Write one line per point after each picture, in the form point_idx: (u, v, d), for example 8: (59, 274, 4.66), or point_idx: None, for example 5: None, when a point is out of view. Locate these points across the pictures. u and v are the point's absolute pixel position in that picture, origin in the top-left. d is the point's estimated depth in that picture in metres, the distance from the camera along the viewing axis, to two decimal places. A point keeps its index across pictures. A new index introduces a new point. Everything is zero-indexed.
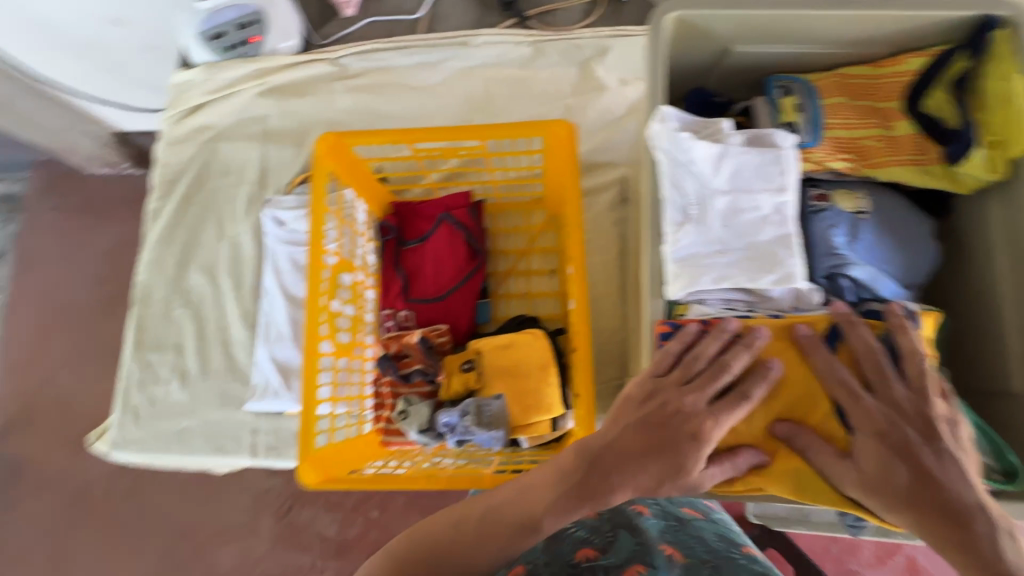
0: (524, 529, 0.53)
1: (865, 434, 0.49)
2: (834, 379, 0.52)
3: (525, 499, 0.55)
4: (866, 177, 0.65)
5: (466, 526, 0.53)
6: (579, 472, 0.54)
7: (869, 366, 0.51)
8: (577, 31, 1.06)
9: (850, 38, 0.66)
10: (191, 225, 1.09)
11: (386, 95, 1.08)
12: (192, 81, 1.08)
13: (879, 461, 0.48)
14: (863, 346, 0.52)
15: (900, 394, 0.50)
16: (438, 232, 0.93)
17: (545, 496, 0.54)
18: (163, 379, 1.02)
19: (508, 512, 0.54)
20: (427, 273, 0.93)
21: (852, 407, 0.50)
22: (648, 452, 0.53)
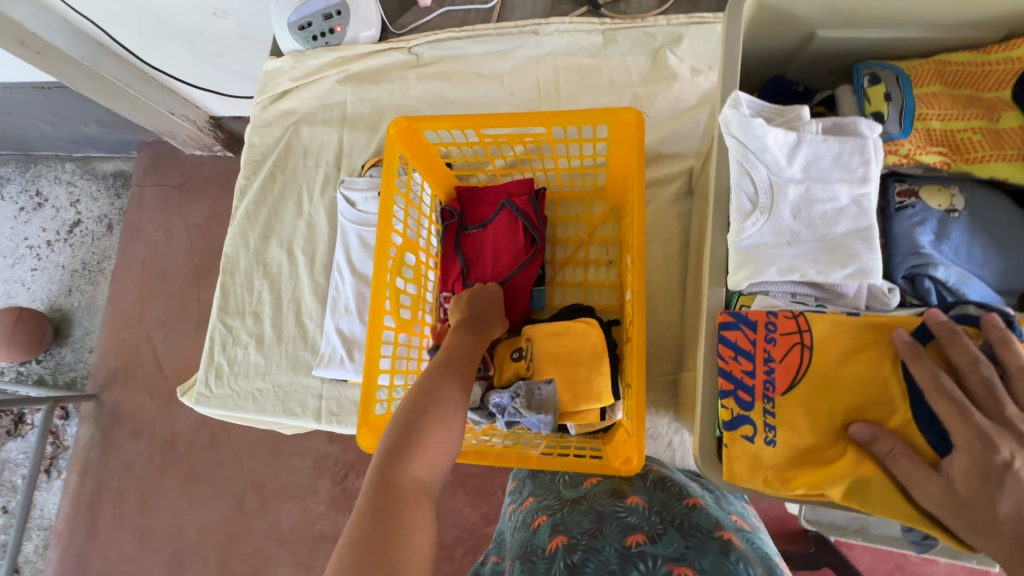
0: (460, 363, 0.73)
1: (969, 454, 0.44)
2: (936, 388, 0.47)
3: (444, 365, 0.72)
4: (961, 172, 0.60)
5: (428, 394, 0.66)
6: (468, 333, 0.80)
7: (977, 380, 0.47)
8: (651, 18, 1.03)
9: (954, 22, 0.61)
10: (273, 202, 1.17)
11: (456, 84, 1.12)
12: (281, 68, 1.16)
13: (975, 487, 0.44)
14: (966, 358, 0.47)
15: (1015, 414, 0.45)
16: (499, 219, 0.95)
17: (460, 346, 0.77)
18: (242, 343, 1.12)
19: (442, 374, 0.70)
20: (487, 259, 0.95)
21: (958, 423, 0.45)
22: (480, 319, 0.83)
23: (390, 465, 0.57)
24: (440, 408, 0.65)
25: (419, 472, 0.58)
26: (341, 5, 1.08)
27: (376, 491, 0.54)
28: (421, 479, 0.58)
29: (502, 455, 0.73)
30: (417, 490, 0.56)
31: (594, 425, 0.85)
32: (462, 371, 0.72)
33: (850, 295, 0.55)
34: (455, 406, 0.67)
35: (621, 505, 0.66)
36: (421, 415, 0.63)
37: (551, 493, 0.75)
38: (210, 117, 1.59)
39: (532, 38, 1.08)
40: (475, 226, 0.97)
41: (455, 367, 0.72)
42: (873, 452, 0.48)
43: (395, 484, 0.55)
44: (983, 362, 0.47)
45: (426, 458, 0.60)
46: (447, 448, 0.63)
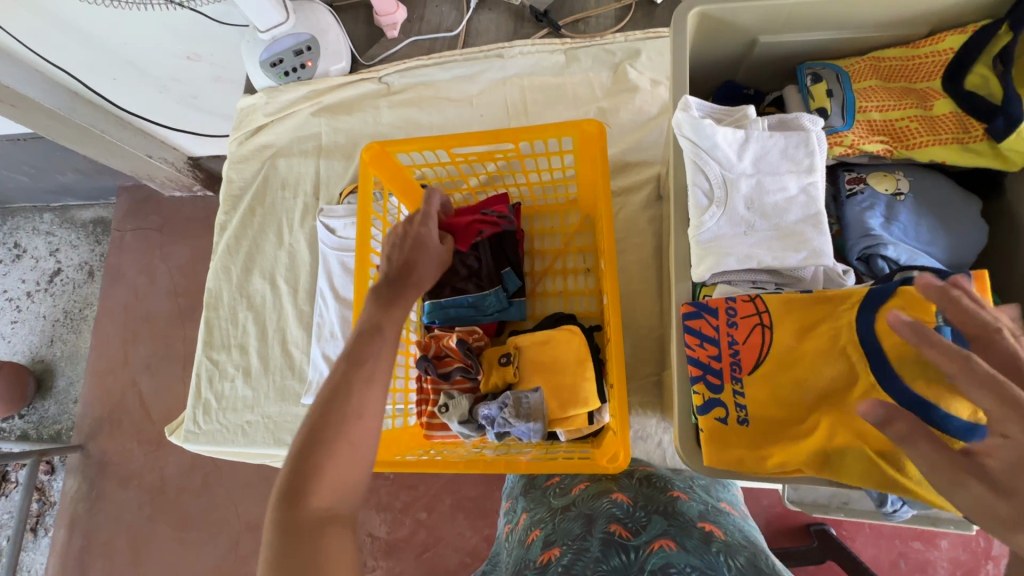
0: (375, 334, 0.62)
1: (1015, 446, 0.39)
2: (968, 369, 0.42)
3: (368, 347, 0.60)
4: (902, 158, 0.64)
5: (332, 398, 0.55)
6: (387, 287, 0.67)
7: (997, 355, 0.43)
8: (609, 36, 1.09)
9: (883, 21, 0.65)
10: (253, 235, 1.18)
11: (427, 108, 1.16)
12: (255, 105, 1.20)
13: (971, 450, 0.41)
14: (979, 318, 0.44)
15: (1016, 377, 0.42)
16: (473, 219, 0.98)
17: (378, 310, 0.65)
18: (230, 376, 1.11)
19: (350, 364, 0.58)
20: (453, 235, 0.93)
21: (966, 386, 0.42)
22: (405, 268, 0.70)
23: (292, 502, 0.50)
24: (349, 408, 0.55)
25: (327, 501, 0.51)
26: (310, 42, 1.14)
27: (275, 541, 0.48)
28: (329, 513, 0.50)
29: (491, 463, 0.74)
30: (322, 523, 0.49)
31: (582, 430, 0.86)
32: (380, 349, 0.61)
33: (808, 278, 0.57)
34: (368, 401, 0.57)
35: (608, 503, 0.66)
36: (334, 430, 0.53)
37: (541, 505, 0.74)
38: (188, 159, 1.61)
39: (496, 61, 1.13)
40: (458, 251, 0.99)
41: (369, 347, 0.60)
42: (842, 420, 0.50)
43: (299, 524, 0.49)
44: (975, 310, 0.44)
45: (336, 474, 0.52)
46: (362, 457, 0.55)
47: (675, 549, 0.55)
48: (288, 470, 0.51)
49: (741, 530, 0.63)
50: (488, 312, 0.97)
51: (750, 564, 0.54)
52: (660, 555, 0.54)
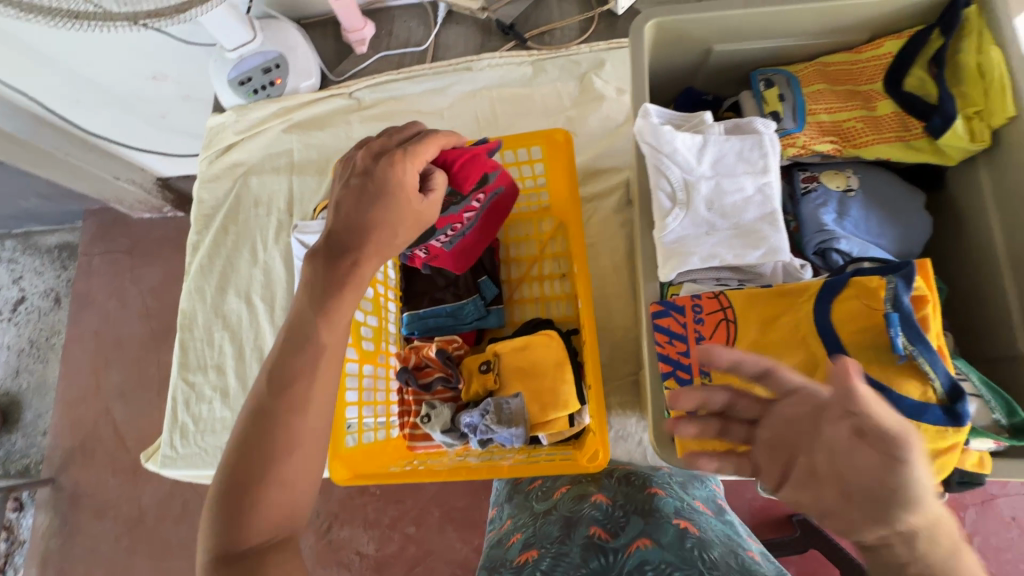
0: (300, 338, 0.57)
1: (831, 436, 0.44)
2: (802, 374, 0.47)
3: (291, 359, 0.57)
4: (852, 156, 0.68)
5: (255, 430, 0.54)
6: (323, 261, 0.60)
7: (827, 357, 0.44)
8: (574, 48, 1.12)
9: (826, 28, 0.69)
10: (227, 254, 1.17)
11: (398, 122, 1.17)
12: (225, 123, 1.20)
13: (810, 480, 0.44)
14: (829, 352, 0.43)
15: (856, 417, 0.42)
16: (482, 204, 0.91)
17: (309, 297, 0.59)
18: (207, 398, 1.10)
19: (275, 383, 0.56)
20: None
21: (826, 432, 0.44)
22: (351, 226, 0.61)
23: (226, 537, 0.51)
24: (272, 435, 0.54)
25: (259, 530, 0.52)
26: (279, 59, 1.15)
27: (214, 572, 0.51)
28: (265, 541, 0.52)
29: (475, 469, 0.76)
30: (263, 551, 0.52)
31: (564, 432, 0.86)
32: (309, 357, 0.57)
33: (768, 274, 0.60)
34: (297, 428, 0.55)
35: (588, 505, 0.68)
36: (257, 461, 0.53)
37: (524, 510, 0.74)
38: (157, 180, 1.58)
39: (465, 74, 1.15)
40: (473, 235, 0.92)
41: (297, 355, 0.57)
42: None
43: (235, 553, 0.51)
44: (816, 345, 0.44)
45: (274, 505, 0.53)
46: (299, 485, 0.55)
47: (653, 547, 0.57)
48: (213, 508, 0.52)
49: (716, 527, 0.64)
50: (467, 321, 0.98)
51: (720, 560, 0.54)
52: (638, 555, 0.56)
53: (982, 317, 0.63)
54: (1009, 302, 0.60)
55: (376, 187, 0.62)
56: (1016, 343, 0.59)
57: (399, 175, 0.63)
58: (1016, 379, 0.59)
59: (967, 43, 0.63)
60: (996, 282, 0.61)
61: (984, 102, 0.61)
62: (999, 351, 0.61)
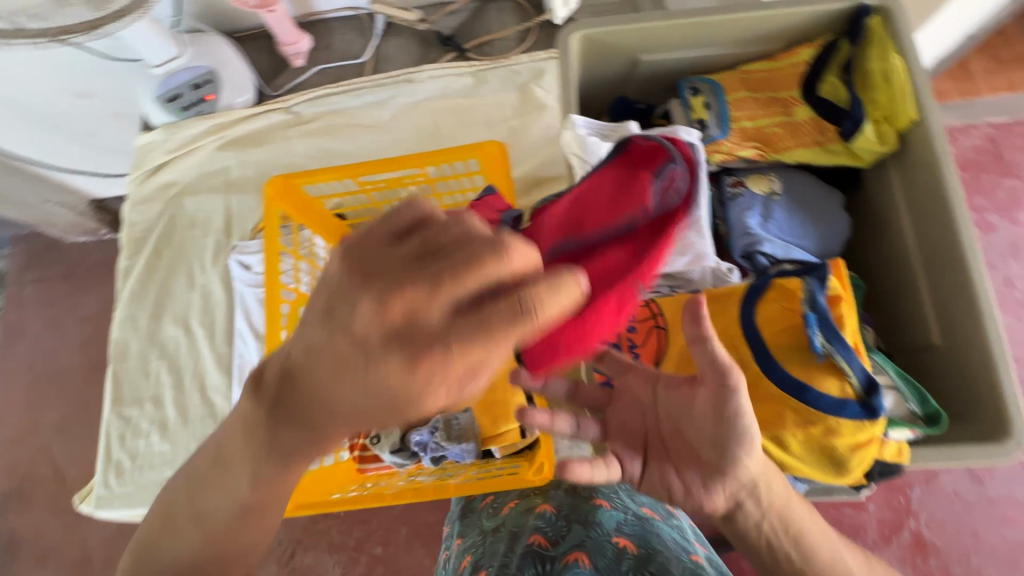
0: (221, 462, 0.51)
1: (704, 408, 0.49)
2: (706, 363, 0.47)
3: (217, 494, 0.52)
4: (774, 161, 0.70)
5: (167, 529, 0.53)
6: (278, 398, 0.43)
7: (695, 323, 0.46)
8: (514, 57, 1.13)
9: (744, 38, 0.72)
10: (162, 278, 1.12)
11: (339, 136, 1.14)
12: (155, 142, 1.15)
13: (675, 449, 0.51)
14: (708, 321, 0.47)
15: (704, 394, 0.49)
16: (597, 211, 0.54)
17: (250, 436, 0.47)
18: (144, 432, 1.04)
19: (198, 493, 0.52)
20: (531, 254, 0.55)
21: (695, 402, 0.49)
22: (324, 380, 0.39)
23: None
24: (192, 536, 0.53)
25: None
26: (210, 75, 1.12)
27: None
28: None
29: (422, 492, 0.79)
30: None
31: (517, 445, 0.85)
32: (232, 487, 0.51)
33: (697, 279, 0.61)
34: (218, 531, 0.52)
35: (534, 517, 0.67)
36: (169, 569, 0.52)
37: (474, 528, 0.73)
38: (92, 202, 1.41)
39: (406, 85, 1.14)
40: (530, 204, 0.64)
41: (217, 482, 0.51)
42: None
43: None
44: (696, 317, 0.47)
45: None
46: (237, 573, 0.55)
47: (589, 564, 0.56)
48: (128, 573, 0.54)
49: (663, 530, 0.62)
50: None
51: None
52: (574, 570, 0.55)
53: (902, 309, 0.66)
54: (920, 294, 0.63)
55: (372, 376, 0.36)
56: (929, 333, 0.61)
57: (414, 386, 0.35)
58: (931, 367, 0.62)
59: (872, 51, 0.67)
60: (910, 275, 0.64)
61: (890, 106, 0.64)
62: (919, 342, 0.64)
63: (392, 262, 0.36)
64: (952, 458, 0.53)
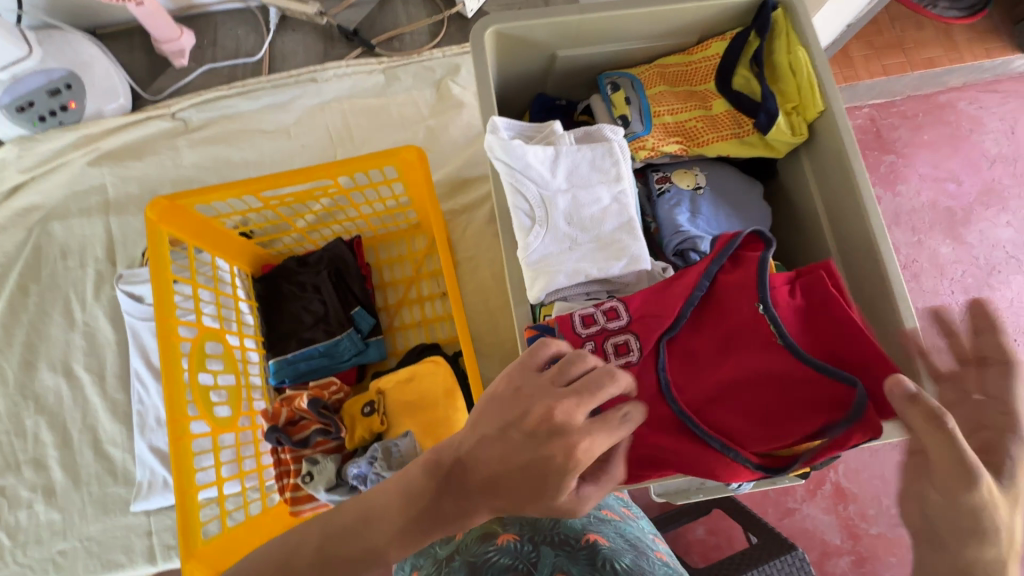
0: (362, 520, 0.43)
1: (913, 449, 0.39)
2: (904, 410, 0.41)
3: (357, 543, 0.42)
4: (697, 155, 0.70)
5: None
6: (430, 491, 0.42)
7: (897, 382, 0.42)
8: (426, 54, 1.07)
9: (657, 33, 0.71)
10: (30, 319, 0.96)
11: (236, 143, 1.02)
12: (6, 160, 0.98)
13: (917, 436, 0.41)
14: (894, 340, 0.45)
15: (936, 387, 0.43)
16: (769, 400, 0.52)
17: (392, 509, 0.43)
18: (24, 502, 0.89)
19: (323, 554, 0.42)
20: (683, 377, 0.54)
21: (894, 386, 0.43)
22: (473, 477, 0.40)
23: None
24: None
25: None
26: (69, 78, 0.98)
27: None
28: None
29: None
30: None
31: None
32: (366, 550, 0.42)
33: (633, 282, 0.58)
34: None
35: (493, 547, 0.60)
36: None
37: (428, 558, 0.65)
38: None
39: (310, 86, 1.05)
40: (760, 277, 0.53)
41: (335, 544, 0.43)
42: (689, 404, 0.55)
43: None
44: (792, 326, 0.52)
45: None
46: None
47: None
48: None
49: (625, 530, 0.65)
50: (345, 359, 0.89)
51: (633, 566, 0.56)
52: None
53: None
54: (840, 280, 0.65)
55: (536, 471, 0.38)
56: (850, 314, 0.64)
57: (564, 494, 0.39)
58: None
59: (779, 44, 0.68)
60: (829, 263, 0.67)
61: (798, 98, 0.66)
62: None
63: (547, 390, 0.40)
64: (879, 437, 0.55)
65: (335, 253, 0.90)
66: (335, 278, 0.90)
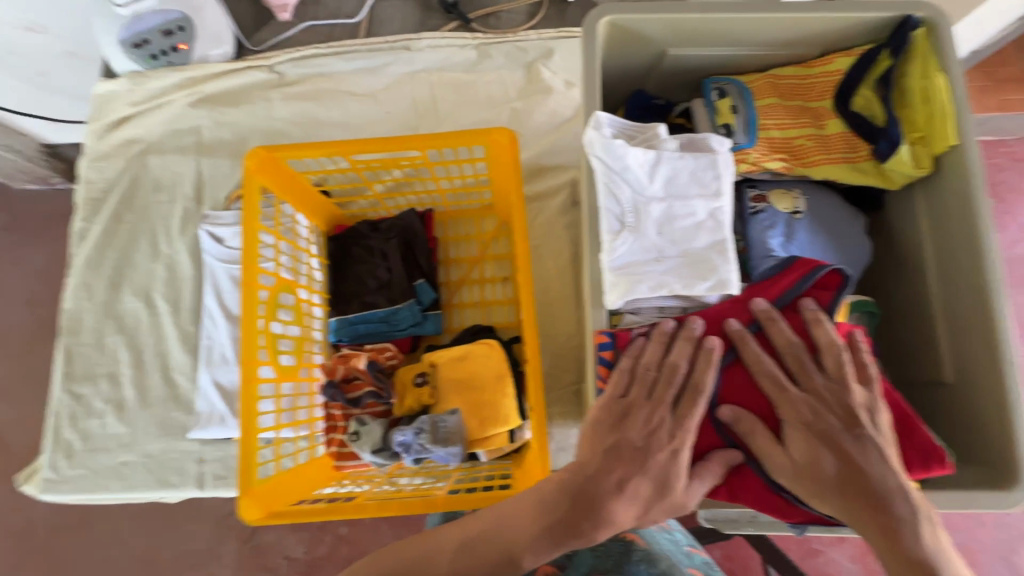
0: (496, 534, 0.51)
1: (796, 426, 0.50)
2: (764, 373, 0.53)
3: (500, 543, 0.51)
4: (801, 175, 0.66)
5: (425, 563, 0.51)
6: (562, 506, 0.51)
7: (791, 359, 0.53)
8: (520, 34, 1.05)
9: (779, 41, 0.67)
10: (121, 245, 1.02)
11: (325, 102, 1.05)
12: (117, 92, 1.04)
13: (808, 448, 0.49)
14: (826, 340, 0.53)
15: (822, 383, 0.52)
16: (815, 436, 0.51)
17: (524, 526, 0.51)
18: (98, 412, 0.96)
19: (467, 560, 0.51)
20: (738, 398, 0.54)
21: (778, 397, 0.52)
22: (597, 487, 0.51)
23: None
24: None
25: None
26: (183, 21, 1.00)
27: None
28: None
29: (406, 504, 0.68)
30: None
31: (504, 448, 0.83)
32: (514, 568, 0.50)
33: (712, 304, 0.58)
34: None
35: None
36: None
37: None
38: (43, 146, 1.25)
39: (403, 53, 1.05)
40: (761, 316, 0.54)
41: (472, 554, 0.51)
42: (737, 431, 0.53)
43: None
44: (795, 343, 0.53)
45: None
46: None
47: None
48: None
49: (662, 536, 0.66)
50: (401, 328, 0.90)
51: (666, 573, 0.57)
52: None
53: (909, 341, 0.65)
54: (937, 329, 0.61)
55: (643, 468, 0.51)
56: (943, 368, 0.60)
57: (669, 474, 0.50)
58: (940, 405, 0.61)
59: (914, 66, 0.63)
60: (927, 310, 0.62)
61: (927, 128, 0.61)
62: (931, 377, 0.62)
63: (623, 400, 0.53)
64: (964, 505, 0.52)
65: (406, 224, 0.92)
66: (403, 247, 0.92)
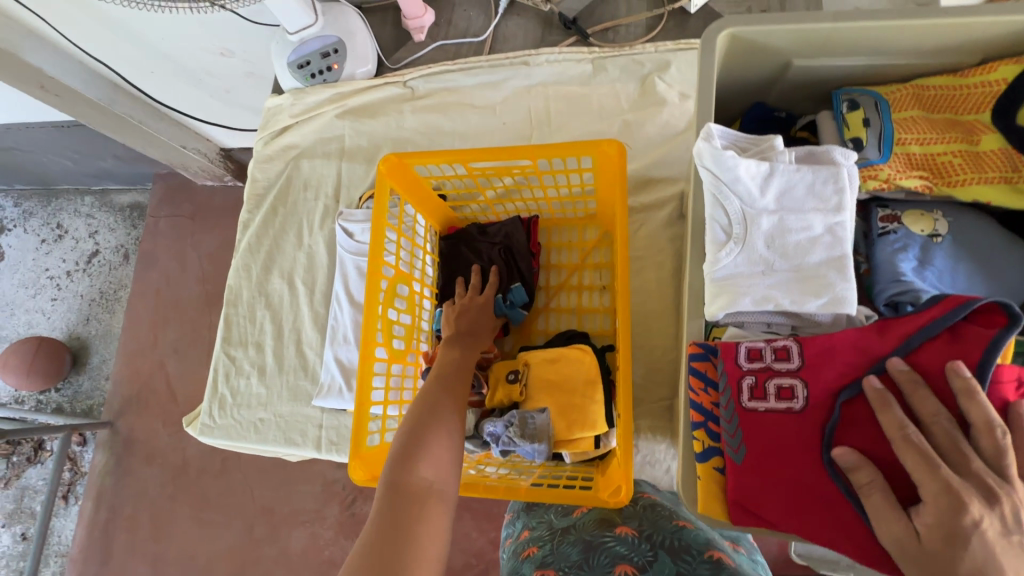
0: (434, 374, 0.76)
1: (937, 510, 0.42)
2: (904, 439, 0.45)
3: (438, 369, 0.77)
4: (943, 196, 0.60)
5: (426, 405, 0.70)
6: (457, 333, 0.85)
7: (940, 426, 0.45)
8: (638, 46, 1.05)
9: (927, 49, 0.61)
10: (275, 234, 1.20)
11: (450, 114, 1.15)
12: (281, 105, 1.20)
13: (944, 541, 0.41)
14: (981, 418, 0.44)
15: (982, 468, 0.42)
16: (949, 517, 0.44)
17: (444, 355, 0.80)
18: (245, 373, 1.14)
19: (440, 392, 0.72)
20: (854, 438, 0.48)
21: (920, 472, 0.43)
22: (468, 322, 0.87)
23: (406, 470, 0.62)
24: (431, 425, 0.67)
25: (433, 467, 0.63)
26: (338, 44, 1.12)
27: (398, 475, 0.61)
28: (429, 483, 0.61)
29: (492, 488, 0.73)
30: (423, 496, 0.60)
31: (589, 453, 0.84)
32: (455, 386, 0.74)
33: (825, 323, 0.55)
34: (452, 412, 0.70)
35: (610, 535, 0.67)
36: (415, 446, 0.64)
37: (541, 522, 0.76)
38: (220, 150, 1.55)
39: (522, 69, 1.10)
40: (903, 379, 0.47)
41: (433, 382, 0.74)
42: (853, 481, 0.46)
43: (411, 488, 0.60)
44: (946, 415, 0.45)
45: (433, 465, 0.63)
46: (452, 456, 0.66)
47: None
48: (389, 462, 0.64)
49: (748, 557, 0.67)
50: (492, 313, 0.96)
51: None
52: None
53: None
54: None
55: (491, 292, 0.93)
56: None
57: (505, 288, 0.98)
58: None
59: None
60: None
61: None
62: None
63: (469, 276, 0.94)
64: None
65: (510, 230, 0.97)
66: (506, 255, 0.96)
